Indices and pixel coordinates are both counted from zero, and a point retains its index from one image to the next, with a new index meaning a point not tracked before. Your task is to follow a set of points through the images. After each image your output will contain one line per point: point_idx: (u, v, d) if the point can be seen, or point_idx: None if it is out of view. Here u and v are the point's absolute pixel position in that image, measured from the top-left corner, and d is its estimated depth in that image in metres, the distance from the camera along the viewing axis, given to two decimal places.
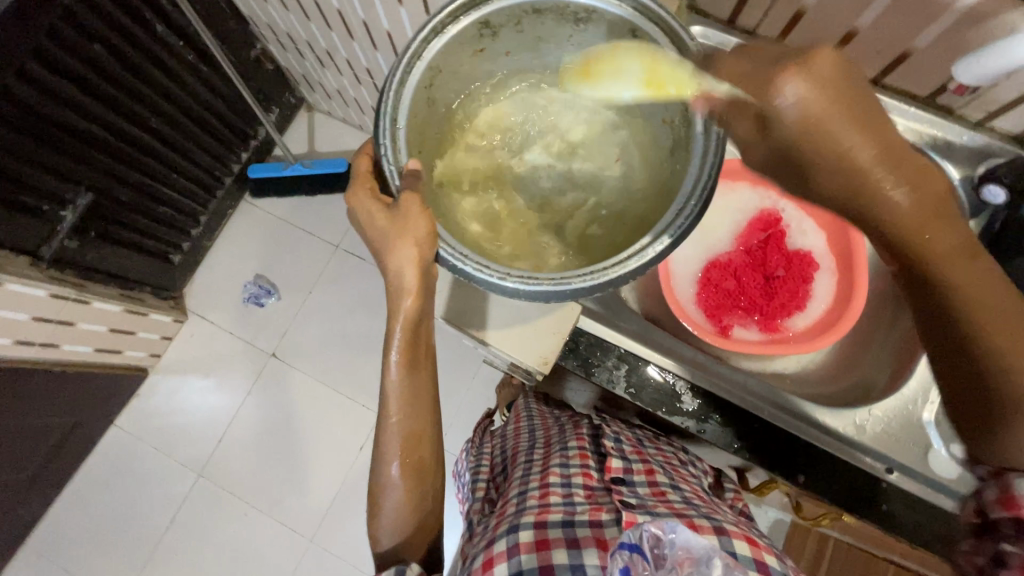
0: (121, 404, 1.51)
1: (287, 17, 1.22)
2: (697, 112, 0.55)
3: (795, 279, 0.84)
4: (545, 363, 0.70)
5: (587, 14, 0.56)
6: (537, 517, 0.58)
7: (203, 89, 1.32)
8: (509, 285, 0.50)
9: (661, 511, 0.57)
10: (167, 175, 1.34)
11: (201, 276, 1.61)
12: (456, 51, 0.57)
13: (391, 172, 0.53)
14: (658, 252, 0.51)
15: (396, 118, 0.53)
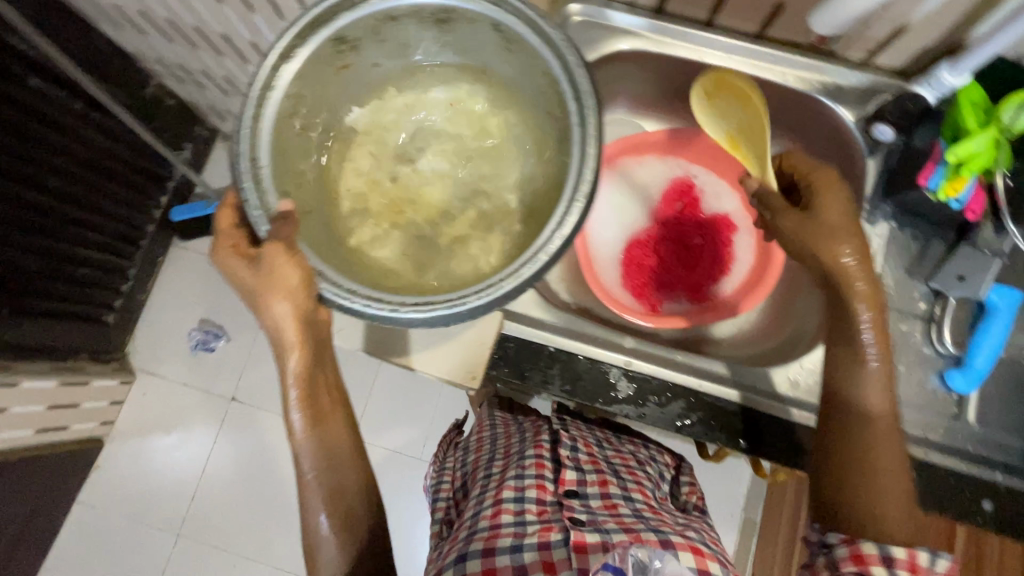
0: (80, 479, 1.43)
1: (173, 50, 1.15)
2: (571, 98, 0.54)
3: (715, 244, 0.83)
4: (473, 378, 0.70)
5: (447, 14, 0.57)
6: (486, 543, 0.61)
7: (100, 137, 1.23)
8: (404, 316, 0.48)
9: (612, 527, 0.60)
10: (79, 234, 1.26)
11: (141, 330, 1.54)
12: (315, 72, 0.57)
13: (256, 216, 0.51)
14: (550, 255, 0.49)
15: (256, 157, 0.52)
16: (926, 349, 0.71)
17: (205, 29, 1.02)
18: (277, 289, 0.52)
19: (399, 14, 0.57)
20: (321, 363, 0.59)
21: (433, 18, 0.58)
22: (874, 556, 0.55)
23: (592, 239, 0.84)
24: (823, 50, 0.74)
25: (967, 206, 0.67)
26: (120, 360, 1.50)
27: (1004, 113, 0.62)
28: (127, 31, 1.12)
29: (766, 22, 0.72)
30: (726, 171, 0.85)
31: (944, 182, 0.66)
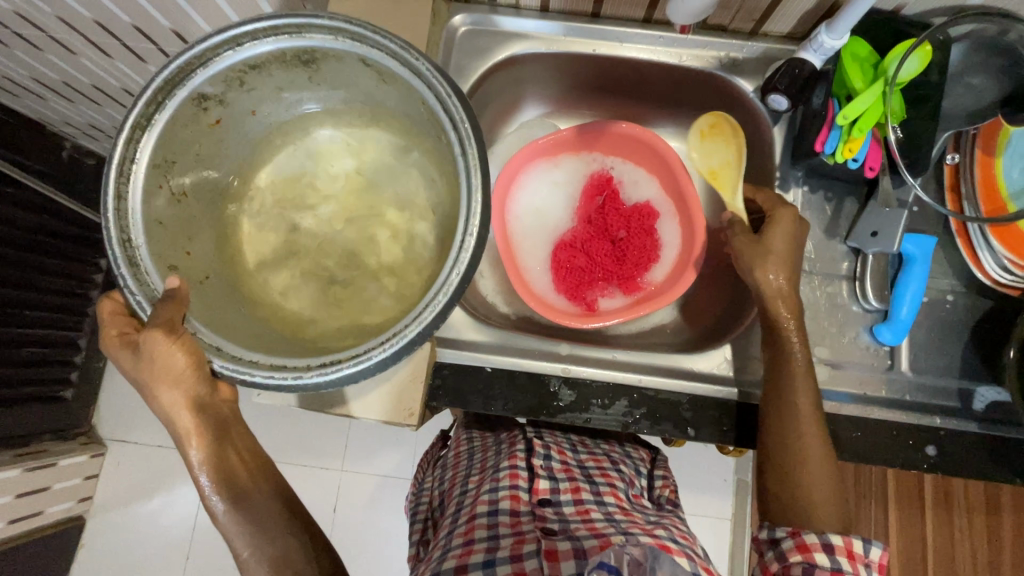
0: (65, 562, 1.38)
1: (78, 110, 1.10)
2: (446, 121, 0.56)
3: (639, 233, 0.82)
4: (412, 415, 0.67)
5: (310, 56, 0.60)
6: (459, 560, 0.59)
7: (23, 213, 1.19)
8: (310, 381, 0.51)
9: (585, 534, 0.60)
10: (17, 314, 1.20)
11: (104, 399, 1.49)
12: (182, 134, 0.58)
13: (137, 300, 0.52)
14: (449, 294, 0.52)
15: (130, 235, 0.53)
16: (853, 306, 0.73)
17: (103, 85, 0.97)
18: (166, 377, 0.53)
19: (260, 63, 0.59)
20: (230, 441, 0.59)
21: (299, 61, 0.60)
22: (814, 544, 0.60)
23: (518, 248, 0.84)
24: (716, 25, 0.74)
25: (865, 163, 0.70)
26: (86, 434, 1.45)
27: (889, 66, 0.64)
28: (25, 99, 1.07)
29: (652, 4, 0.71)
30: (639, 158, 0.85)
31: (840, 144, 0.69)
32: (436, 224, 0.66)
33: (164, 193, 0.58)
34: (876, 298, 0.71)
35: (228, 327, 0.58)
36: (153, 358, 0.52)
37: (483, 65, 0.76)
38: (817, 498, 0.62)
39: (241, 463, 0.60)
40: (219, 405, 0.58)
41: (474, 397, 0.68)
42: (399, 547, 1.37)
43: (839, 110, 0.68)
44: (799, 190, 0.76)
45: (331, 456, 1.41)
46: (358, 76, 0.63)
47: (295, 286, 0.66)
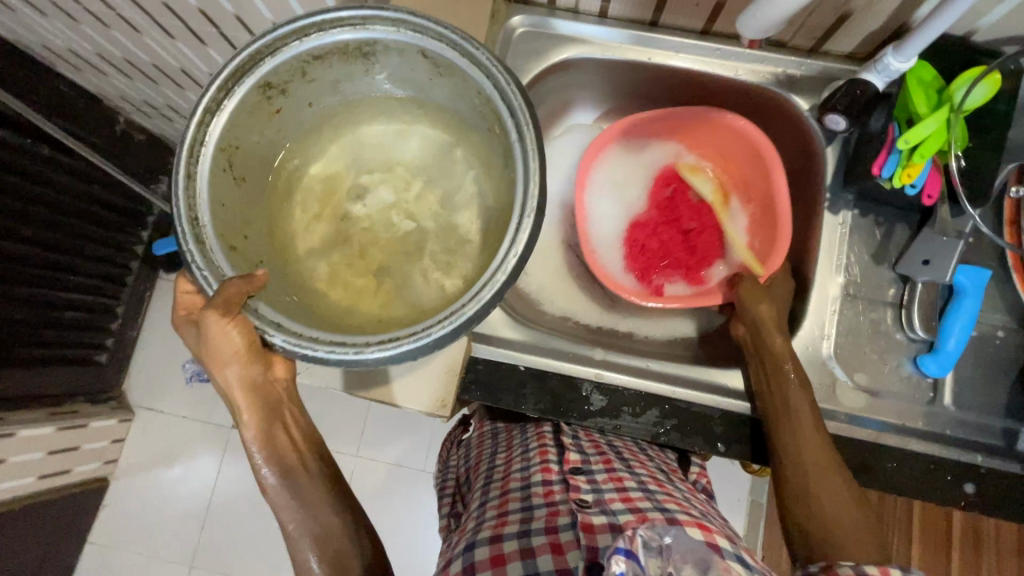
0: (88, 521, 1.43)
1: (135, 85, 1.14)
2: (507, 115, 0.57)
3: (710, 226, 0.82)
4: (444, 405, 0.69)
5: (370, 47, 0.61)
6: (494, 532, 0.58)
7: (76, 182, 1.24)
8: (370, 357, 0.52)
9: (619, 508, 0.57)
10: (61, 278, 1.25)
11: (136, 367, 1.54)
12: (247, 119, 0.60)
13: (202, 275, 0.55)
14: (508, 273, 0.52)
15: (196, 213, 0.55)
16: (897, 334, 0.72)
17: (163, 65, 1.01)
18: (220, 359, 0.59)
19: (322, 52, 0.60)
20: (277, 419, 0.65)
21: (360, 52, 0.62)
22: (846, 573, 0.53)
23: (590, 223, 0.85)
24: (776, 42, 0.73)
25: (923, 191, 0.68)
26: (117, 399, 1.50)
27: (955, 93, 0.63)
28: (86, 72, 1.11)
29: (711, 17, 0.71)
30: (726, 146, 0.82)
31: (898, 169, 0.67)
32: (483, 218, 0.68)
33: (227, 175, 0.60)
34: (923, 330, 0.70)
35: (285, 305, 0.60)
36: (212, 339, 0.58)
37: (537, 67, 0.76)
38: (836, 519, 0.59)
39: (288, 438, 0.66)
40: (271, 386, 0.65)
41: (506, 392, 0.69)
42: (407, 536, 1.38)
43: (900, 134, 0.66)
44: (848, 213, 0.74)
45: (348, 441, 1.43)
46: (414, 69, 0.65)
47: (343, 269, 0.68)
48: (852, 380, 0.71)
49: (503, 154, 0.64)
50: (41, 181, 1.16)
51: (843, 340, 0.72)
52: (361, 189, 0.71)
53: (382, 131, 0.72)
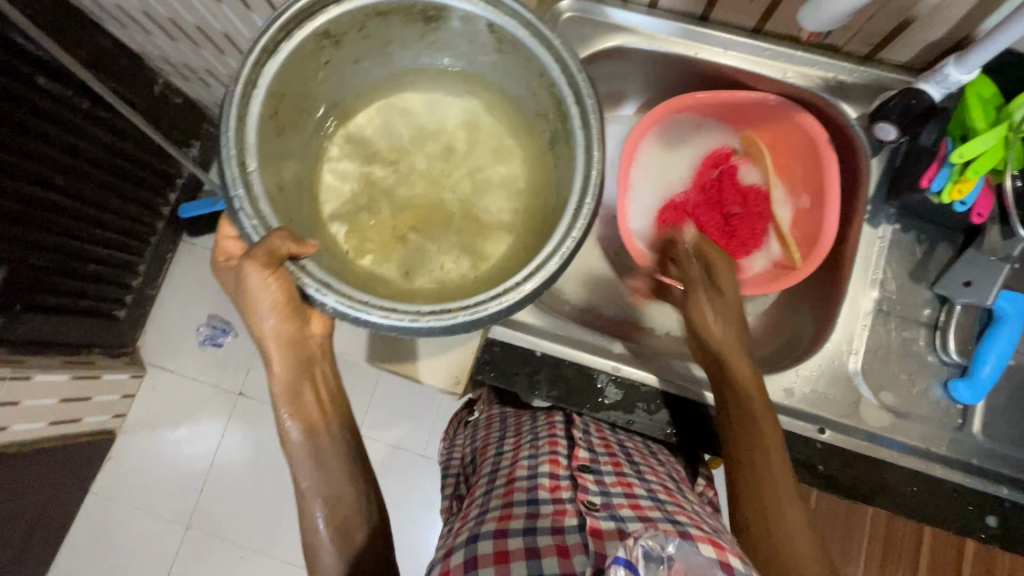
0: (92, 471, 1.46)
1: (177, 48, 1.15)
2: (569, 99, 0.60)
3: (751, 216, 0.85)
4: (457, 384, 0.77)
5: (436, 12, 0.63)
6: (498, 525, 0.57)
7: (112, 138, 1.26)
8: (425, 326, 0.54)
9: (629, 514, 0.56)
10: (89, 231, 1.28)
11: (152, 325, 1.56)
12: (299, 69, 0.61)
13: (250, 225, 0.57)
14: (566, 254, 0.56)
15: (244, 160, 0.56)
16: (931, 356, 0.77)
17: (206, 27, 1.01)
18: (257, 308, 0.65)
19: (387, 11, 0.61)
20: (304, 371, 0.71)
21: (425, 16, 0.63)
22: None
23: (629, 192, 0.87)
24: (831, 47, 0.74)
25: (974, 208, 0.70)
26: (130, 354, 1.52)
27: (1014, 112, 0.64)
28: (132, 30, 1.13)
29: (765, 16, 0.72)
30: (780, 140, 0.84)
31: (948, 184, 0.69)
32: (512, 203, 0.72)
33: (272, 122, 0.60)
34: (956, 352, 0.75)
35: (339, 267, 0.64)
36: (254, 288, 0.63)
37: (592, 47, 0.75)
38: (789, 516, 0.63)
39: (312, 396, 0.72)
40: (306, 340, 0.70)
41: (520, 378, 0.71)
42: (402, 519, 1.39)
43: (953, 148, 0.68)
44: (889, 227, 0.79)
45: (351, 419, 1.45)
46: (473, 38, 0.66)
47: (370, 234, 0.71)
48: (878, 399, 0.76)
49: (554, 139, 0.67)
50: (78, 133, 1.18)
51: (870, 355, 0.77)
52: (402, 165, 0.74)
53: (426, 103, 0.75)
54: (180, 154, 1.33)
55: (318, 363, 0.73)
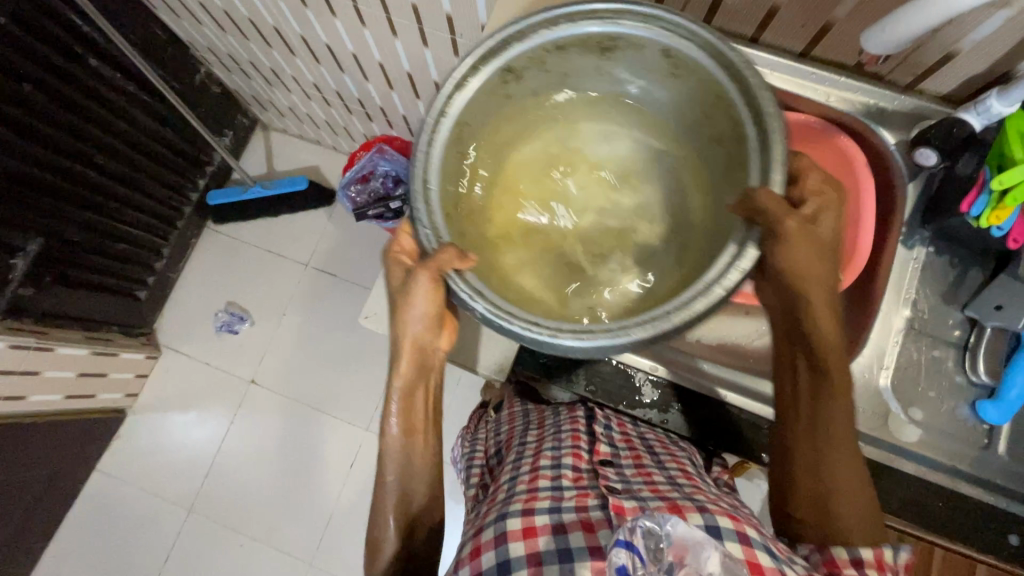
0: (100, 448, 1.47)
1: (225, 39, 1.19)
2: (750, 126, 0.51)
3: None
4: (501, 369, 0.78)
5: (612, 43, 0.56)
6: (525, 505, 0.56)
7: (150, 121, 1.28)
8: (563, 343, 0.48)
9: (650, 496, 0.55)
10: (121, 210, 1.30)
11: (171, 308, 1.58)
12: (483, 106, 0.58)
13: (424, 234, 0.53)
14: (727, 289, 0.48)
15: (427, 181, 0.54)
16: (959, 376, 0.72)
17: (258, 21, 1.04)
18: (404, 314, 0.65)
19: (568, 44, 0.56)
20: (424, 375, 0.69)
21: (600, 47, 0.57)
22: (845, 561, 0.50)
23: None
24: (871, 72, 0.64)
25: (1009, 234, 0.63)
26: (147, 335, 1.54)
27: None
28: (183, 20, 1.17)
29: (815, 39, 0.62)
30: None
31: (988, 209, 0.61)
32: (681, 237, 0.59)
33: (459, 157, 0.58)
34: (986, 374, 0.70)
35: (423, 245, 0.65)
36: (416, 294, 0.62)
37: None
38: (846, 489, 0.55)
39: (422, 407, 0.70)
40: (432, 352, 0.68)
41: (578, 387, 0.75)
42: None
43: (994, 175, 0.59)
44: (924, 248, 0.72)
45: (360, 414, 1.48)
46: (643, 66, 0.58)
47: (523, 259, 0.59)
48: (907, 414, 0.72)
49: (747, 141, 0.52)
50: (120, 114, 1.21)
51: (900, 371, 0.72)
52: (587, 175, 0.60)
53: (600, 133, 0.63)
54: (215, 141, 1.36)
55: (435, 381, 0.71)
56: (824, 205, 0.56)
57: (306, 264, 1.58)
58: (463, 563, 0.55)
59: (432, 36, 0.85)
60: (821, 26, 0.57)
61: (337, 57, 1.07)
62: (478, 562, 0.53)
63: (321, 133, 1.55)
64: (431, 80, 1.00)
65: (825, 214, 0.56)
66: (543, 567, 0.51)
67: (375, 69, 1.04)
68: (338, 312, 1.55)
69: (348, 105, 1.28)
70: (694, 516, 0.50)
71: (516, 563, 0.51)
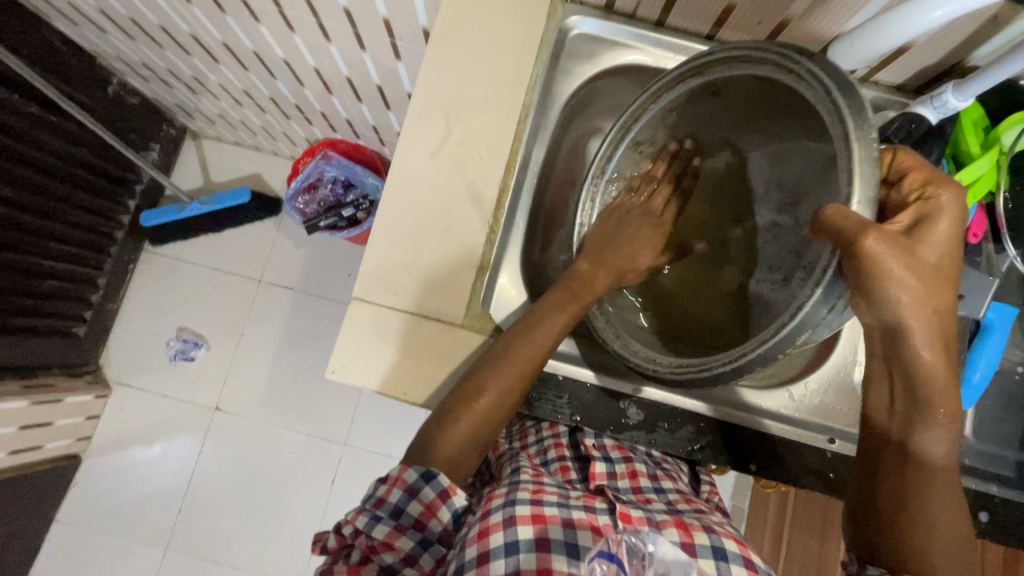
0: (58, 498, 1.37)
1: (136, 47, 1.07)
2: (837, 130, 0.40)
3: None
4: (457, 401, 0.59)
5: (715, 86, 0.50)
6: (533, 491, 0.46)
7: (62, 143, 1.16)
8: (660, 377, 0.48)
9: (655, 508, 0.47)
10: (43, 244, 1.19)
11: (115, 340, 1.47)
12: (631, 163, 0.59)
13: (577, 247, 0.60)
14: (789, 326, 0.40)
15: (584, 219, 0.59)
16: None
17: (172, 29, 0.94)
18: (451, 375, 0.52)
19: (676, 105, 0.53)
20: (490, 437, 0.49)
21: (708, 91, 0.51)
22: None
23: None
24: None
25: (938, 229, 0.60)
26: (93, 373, 1.44)
27: (1005, 135, 0.49)
28: (83, 27, 1.05)
29: (771, 34, 0.55)
30: None
31: None
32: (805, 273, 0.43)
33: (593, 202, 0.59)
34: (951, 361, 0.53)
35: (370, 265, 0.53)
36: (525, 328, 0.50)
37: (599, 63, 0.60)
38: (942, 537, 0.44)
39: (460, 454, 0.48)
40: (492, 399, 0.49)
41: (569, 415, 0.54)
42: None
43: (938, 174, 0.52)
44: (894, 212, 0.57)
45: (335, 429, 1.44)
46: (763, 96, 0.48)
47: (674, 318, 0.57)
48: None
49: (830, 146, 0.42)
50: (26, 140, 1.09)
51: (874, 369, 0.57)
52: (793, 196, 0.47)
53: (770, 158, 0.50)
54: (139, 158, 1.24)
55: (468, 437, 0.48)
56: (926, 217, 0.41)
57: (258, 279, 1.50)
58: (466, 545, 0.42)
59: (369, 40, 0.79)
60: (778, 21, 0.53)
61: (266, 65, 0.98)
62: (487, 543, 0.41)
63: (258, 139, 1.45)
64: (373, 83, 0.93)
65: (931, 225, 0.41)
66: (553, 557, 0.41)
67: (310, 74, 0.97)
68: (299, 326, 1.49)
69: (284, 110, 1.19)
70: (700, 535, 0.43)
71: (525, 544, 0.41)
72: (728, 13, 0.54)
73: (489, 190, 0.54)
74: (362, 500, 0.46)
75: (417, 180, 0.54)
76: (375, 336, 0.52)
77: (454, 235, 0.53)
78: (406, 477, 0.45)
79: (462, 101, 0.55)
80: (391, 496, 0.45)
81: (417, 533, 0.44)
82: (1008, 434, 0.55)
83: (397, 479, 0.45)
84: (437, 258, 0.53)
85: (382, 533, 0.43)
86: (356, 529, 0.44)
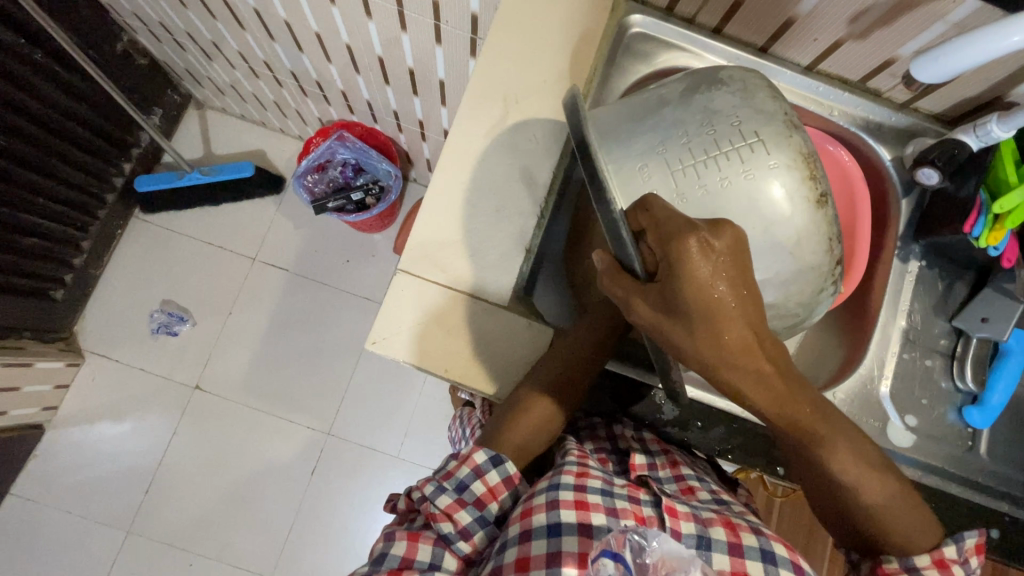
0: (14, 470, 1.29)
1: (157, 4, 1.04)
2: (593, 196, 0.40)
3: None
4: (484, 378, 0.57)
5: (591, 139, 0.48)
6: (575, 475, 0.44)
7: (64, 95, 1.11)
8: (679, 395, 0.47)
9: (699, 505, 0.47)
10: (30, 200, 1.12)
11: (94, 308, 1.40)
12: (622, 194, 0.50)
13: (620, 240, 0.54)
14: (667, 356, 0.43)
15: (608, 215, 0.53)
16: (943, 383, 0.58)
17: None
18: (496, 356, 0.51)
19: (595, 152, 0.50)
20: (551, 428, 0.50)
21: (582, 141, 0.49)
22: (894, 568, 0.45)
23: None
24: (871, 88, 0.59)
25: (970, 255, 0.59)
26: (65, 339, 1.36)
27: None
28: None
29: (824, 52, 0.57)
30: None
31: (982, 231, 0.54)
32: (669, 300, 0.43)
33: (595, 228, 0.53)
34: (972, 380, 0.57)
35: (416, 239, 0.52)
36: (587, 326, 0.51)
37: (654, 64, 0.59)
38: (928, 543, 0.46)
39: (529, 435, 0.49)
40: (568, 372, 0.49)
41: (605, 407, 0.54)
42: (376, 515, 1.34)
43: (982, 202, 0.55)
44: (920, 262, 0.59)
45: (320, 417, 1.40)
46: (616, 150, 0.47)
47: None
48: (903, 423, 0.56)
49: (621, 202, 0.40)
50: (27, 88, 1.03)
51: (900, 379, 0.57)
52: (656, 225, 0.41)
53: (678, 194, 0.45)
54: (144, 121, 1.20)
55: (531, 419, 0.48)
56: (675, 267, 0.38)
57: (253, 258, 1.45)
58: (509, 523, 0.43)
59: (412, 20, 0.78)
60: (834, 40, 0.55)
61: (295, 35, 0.96)
62: (530, 522, 0.42)
63: (265, 114, 1.41)
64: (405, 66, 0.92)
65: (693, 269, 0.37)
66: (594, 541, 0.41)
67: (340, 50, 0.95)
68: (291, 308, 1.44)
69: (302, 86, 1.16)
70: (749, 536, 0.43)
71: (568, 527, 0.41)
72: (788, 26, 0.55)
73: (543, 175, 0.54)
74: (431, 472, 0.45)
75: (470, 158, 0.54)
76: (416, 308, 0.51)
77: (504, 218, 0.53)
78: (476, 456, 0.45)
79: (520, 86, 0.55)
80: (457, 475, 0.44)
81: (477, 510, 0.43)
82: (1016, 457, 0.57)
83: (468, 457, 0.45)
84: (485, 239, 0.52)
85: (444, 503, 0.42)
86: (423, 497, 0.43)
